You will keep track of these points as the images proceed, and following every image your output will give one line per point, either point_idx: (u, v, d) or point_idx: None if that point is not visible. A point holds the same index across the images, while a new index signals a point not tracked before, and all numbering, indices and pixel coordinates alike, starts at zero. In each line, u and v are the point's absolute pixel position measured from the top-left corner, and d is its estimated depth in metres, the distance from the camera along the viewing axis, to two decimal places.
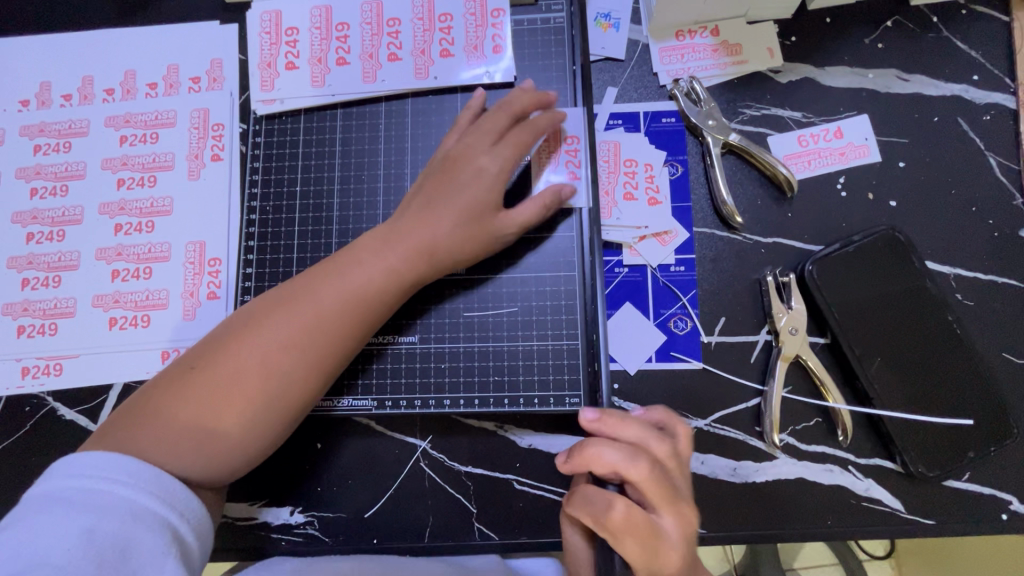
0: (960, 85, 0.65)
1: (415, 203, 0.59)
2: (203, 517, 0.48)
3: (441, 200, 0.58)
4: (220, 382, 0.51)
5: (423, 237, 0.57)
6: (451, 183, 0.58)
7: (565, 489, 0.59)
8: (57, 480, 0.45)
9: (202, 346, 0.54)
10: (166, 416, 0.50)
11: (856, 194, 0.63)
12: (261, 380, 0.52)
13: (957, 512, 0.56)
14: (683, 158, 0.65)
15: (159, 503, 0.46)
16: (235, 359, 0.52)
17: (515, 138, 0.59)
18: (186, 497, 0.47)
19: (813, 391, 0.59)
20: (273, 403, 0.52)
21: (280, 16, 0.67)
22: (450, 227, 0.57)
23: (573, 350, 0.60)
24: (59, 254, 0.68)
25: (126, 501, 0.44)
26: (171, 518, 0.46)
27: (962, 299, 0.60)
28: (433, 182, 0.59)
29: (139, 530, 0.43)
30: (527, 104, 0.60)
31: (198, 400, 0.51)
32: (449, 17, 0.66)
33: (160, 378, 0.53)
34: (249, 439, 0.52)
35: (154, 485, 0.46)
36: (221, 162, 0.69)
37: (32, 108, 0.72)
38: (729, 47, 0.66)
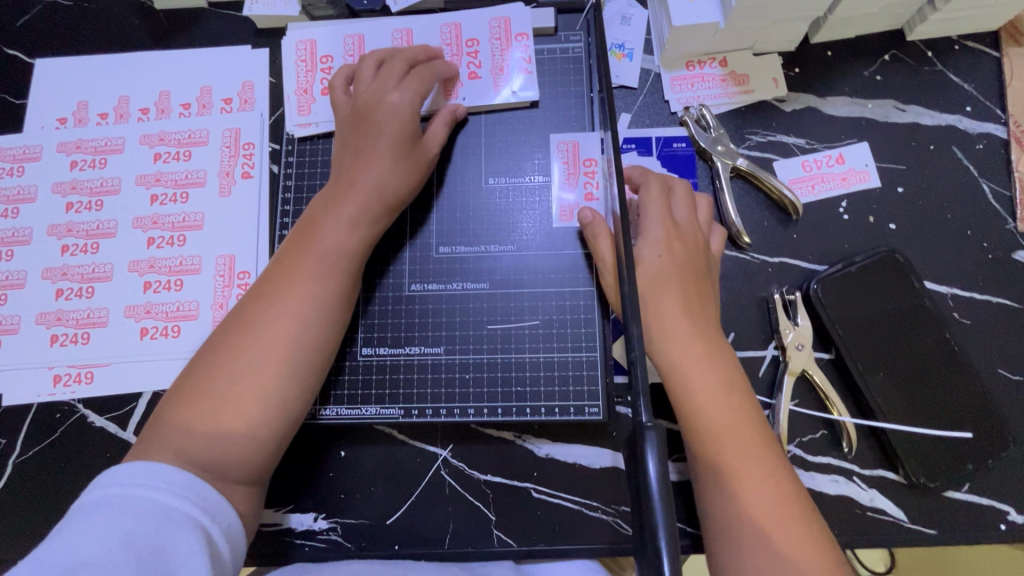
0: (953, 115, 0.69)
1: (347, 156, 0.62)
2: (234, 522, 0.50)
3: (366, 144, 0.61)
4: (232, 381, 0.53)
5: (370, 184, 0.60)
6: (371, 130, 0.61)
7: (582, 497, 0.61)
8: (97, 490, 0.47)
9: (203, 357, 0.55)
10: (185, 428, 0.51)
11: (857, 216, 0.66)
12: (270, 367, 0.53)
13: (958, 522, 0.59)
14: (693, 182, 0.68)
15: (193, 506, 0.47)
16: (239, 357, 0.53)
17: (418, 76, 0.64)
18: (216, 502, 0.49)
19: (819, 404, 0.62)
20: (288, 382, 0.54)
21: (314, 45, 0.71)
22: (392, 165, 0.61)
23: (592, 362, 0.63)
24: (93, 266, 0.70)
25: (162, 505, 0.46)
26: (204, 521, 0.47)
27: (959, 317, 0.63)
28: (349, 136, 0.62)
29: (175, 531, 0.45)
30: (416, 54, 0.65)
31: (213, 402, 0.52)
32: (475, 42, 0.69)
33: (172, 396, 0.54)
34: (272, 424, 0.53)
35: (188, 490, 0.48)
36: (251, 179, 0.72)
37: (70, 126, 0.75)
38: (737, 77, 0.70)
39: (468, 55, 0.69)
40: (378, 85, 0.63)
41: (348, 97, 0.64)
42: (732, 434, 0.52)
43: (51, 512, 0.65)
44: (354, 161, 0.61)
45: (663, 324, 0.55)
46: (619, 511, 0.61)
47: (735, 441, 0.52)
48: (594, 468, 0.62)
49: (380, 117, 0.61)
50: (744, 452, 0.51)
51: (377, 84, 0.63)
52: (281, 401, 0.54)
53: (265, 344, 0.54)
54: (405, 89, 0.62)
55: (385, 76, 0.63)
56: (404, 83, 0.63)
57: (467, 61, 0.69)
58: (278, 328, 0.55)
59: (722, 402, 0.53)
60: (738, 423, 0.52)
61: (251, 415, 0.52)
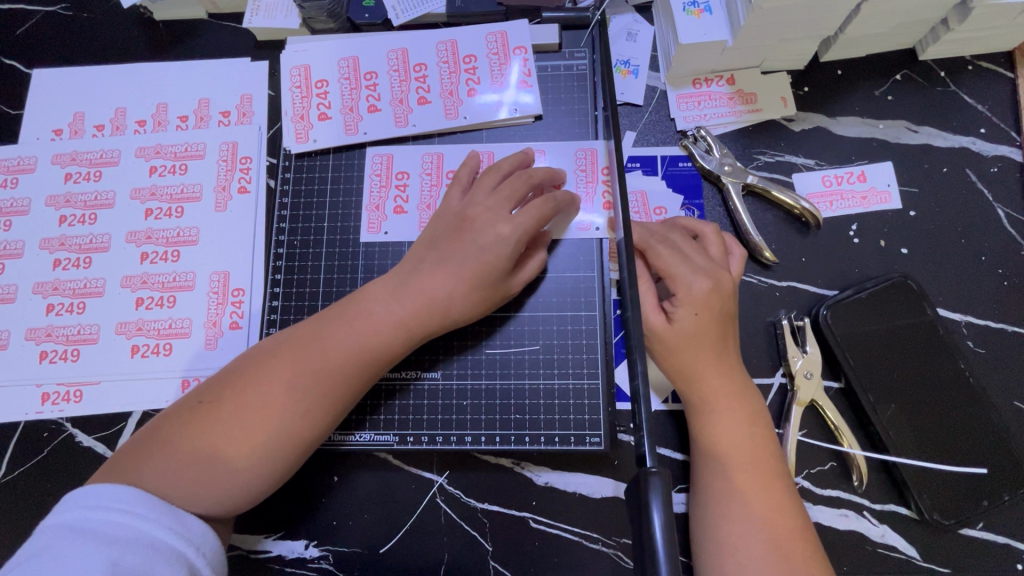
0: (967, 137, 0.67)
1: (428, 258, 0.58)
2: (217, 550, 0.49)
3: (454, 260, 0.57)
4: (233, 409, 0.52)
5: (437, 294, 0.56)
6: (465, 245, 0.57)
7: (582, 528, 0.59)
8: (76, 510, 0.45)
9: (217, 380, 0.55)
10: (179, 445, 0.51)
11: (867, 240, 0.64)
12: (271, 405, 0.52)
13: (973, 561, 0.56)
14: (700, 203, 0.66)
15: (176, 536, 0.46)
16: (248, 388, 0.53)
17: (532, 211, 0.57)
18: (202, 532, 0.48)
19: (828, 435, 0.60)
20: (288, 426, 0.52)
21: (391, 160, 0.67)
22: (466, 290, 0.57)
23: (594, 390, 0.61)
24: (85, 281, 0.69)
25: (147, 534, 0.45)
26: (187, 551, 0.46)
27: (973, 346, 0.61)
28: (443, 239, 0.58)
29: (158, 563, 0.43)
30: (542, 177, 0.60)
31: (212, 427, 0.51)
32: (473, 58, 0.68)
33: (172, 413, 0.54)
34: (265, 460, 0.52)
35: (174, 519, 0.47)
36: (248, 195, 0.70)
37: (66, 137, 0.74)
38: (744, 95, 0.69)
39: (467, 72, 0.68)
40: (466, 204, 0.59)
41: (460, 202, 0.60)
42: (755, 470, 0.52)
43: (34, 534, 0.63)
44: (430, 267, 0.57)
45: (695, 370, 0.55)
46: (620, 544, 0.59)
47: (751, 478, 0.51)
48: (594, 497, 0.60)
49: (478, 234, 0.57)
50: (759, 490, 0.51)
51: (491, 201, 0.58)
52: (277, 446, 0.52)
53: (270, 377, 0.53)
54: (519, 222, 0.56)
55: (493, 195, 0.58)
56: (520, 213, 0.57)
57: (466, 78, 0.68)
58: (286, 370, 0.53)
59: (751, 438, 0.53)
60: (760, 459, 0.52)
61: (246, 449, 0.51)
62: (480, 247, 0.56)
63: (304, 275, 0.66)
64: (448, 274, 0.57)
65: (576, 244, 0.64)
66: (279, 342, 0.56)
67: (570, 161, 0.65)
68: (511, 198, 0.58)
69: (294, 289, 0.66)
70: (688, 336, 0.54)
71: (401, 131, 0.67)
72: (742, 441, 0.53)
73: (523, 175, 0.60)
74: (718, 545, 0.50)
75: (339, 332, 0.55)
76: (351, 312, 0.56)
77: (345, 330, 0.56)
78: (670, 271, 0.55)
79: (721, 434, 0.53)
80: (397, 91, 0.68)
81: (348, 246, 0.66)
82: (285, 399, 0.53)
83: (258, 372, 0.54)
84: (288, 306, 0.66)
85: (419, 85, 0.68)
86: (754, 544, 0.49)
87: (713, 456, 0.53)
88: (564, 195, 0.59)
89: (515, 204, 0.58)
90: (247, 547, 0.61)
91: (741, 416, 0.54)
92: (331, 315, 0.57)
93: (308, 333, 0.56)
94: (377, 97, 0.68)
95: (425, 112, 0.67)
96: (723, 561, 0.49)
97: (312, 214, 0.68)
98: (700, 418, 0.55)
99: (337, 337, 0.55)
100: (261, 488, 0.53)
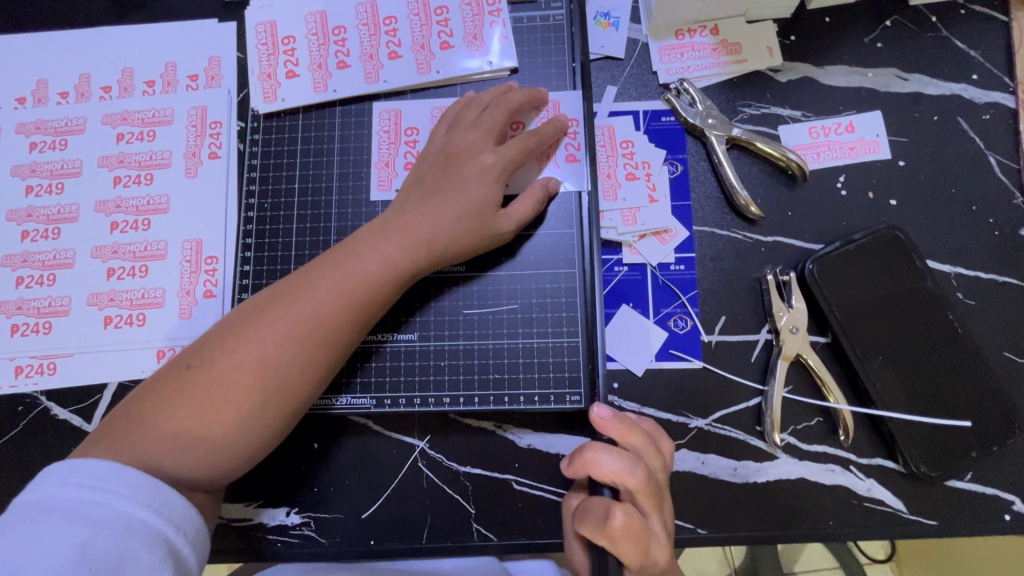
0: (959, 84, 0.65)
1: (410, 199, 0.58)
2: (200, 530, 0.48)
3: (439, 195, 0.57)
4: (218, 380, 0.50)
5: (419, 232, 0.56)
6: (453, 178, 0.57)
7: (565, 489, 0.59)
8: (48, 488, 0.44)
9: (201, 345, 0.53)
10: (164, 417, 0.49)
11: (855, 192, 0.63)
12: (258, 374, 0.51)
13: (959, 512, 0.56)
14: (683, 157, 0.64)
15: (156, 516, 0.45)
16: (232, 357, 0.51)
17: (518, 143, 0.58)
18: (183, 511, 0.47)
19: (815, 391, 0.59)
20: (277, 395, 0.51)
21: (399, 115, 0.65)
22: (452, 223, 0.56)
23: (574, 347, 0.60)
24: (54, 253, 0.67)
25: (123, 513, 0.44)
26: (167, 531, 0.45)
27: (962, 298, 0.60)
28: (429, 177, 0.59)
29: (135, 543, 0.42)
30: (521, 102, 0.60)
31: (196, 398, 0.50)
32: (446, 10, 0.65)
33: (157, 381, 0.52)
34: (255, 429, 0.51)
35: (153, 497, 0.45)
36: (218, 160, 0.68)
37: (29, 105, 0.71)
38: (728, 46, 0.66)
39: (439, 24, 0.65)
40: (449, 140, 0.60)
41: (442, 139, 0.60)
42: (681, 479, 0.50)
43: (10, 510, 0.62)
44: (415, 205, 0.57)
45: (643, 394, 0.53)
46: None
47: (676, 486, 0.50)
48: None
49: (464, 166, 0.58)
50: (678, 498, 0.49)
51: (472, 135, 0.59)
52: (264, 417, 0.51)
53: (257, 348, 0.51)
54: (503, 151, 0.58)
55: (474, 128, 0.59)
56: (502, 145, 0.59)
57: (438, 30, 0.65)
58: (274, 337, 0.52)
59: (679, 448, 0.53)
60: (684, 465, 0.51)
61: (236, 420, 0.50)
62: (467, 180, 0.57)
63: (276, 239, 0.65)
64: (433, 210, 0.56)
65: (555, 199, 0.62)
66: (263, 306, 0.53)
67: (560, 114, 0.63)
68: (493, 131, 0.59)
69: (267, 253, 0.64)
70: None
71: (372, 88, 0.65)
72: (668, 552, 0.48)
73: (499, 101, 0.60)
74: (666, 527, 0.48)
75: (321, 298, 0.53)
76: (322, 266, 0.55)
77: (332, 298, 0.53)
78: None
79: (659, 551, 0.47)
80: (367, 46, 0.66)
81: (321, 209, 0.65)
82: (270, 366, 0.51)
83: (243, 338, 0.52)
84: (261, 270, 0.64)
85: (390, 39, 0.65)
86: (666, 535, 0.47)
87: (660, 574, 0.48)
88: (547, 126, 0.60)
89: (496, 133, 0.59)
90: (230, 516, 0.60)
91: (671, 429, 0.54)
92: (311, 275, 0.55)
93: (291, 299, 0.53)
94: (347, 53, 0.66)
95: (397, 67, 0.65)
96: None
97: (283, 176, 0.66)
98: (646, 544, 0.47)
99: (322, 302, 0.53)
100: (251, 453, 0.52)
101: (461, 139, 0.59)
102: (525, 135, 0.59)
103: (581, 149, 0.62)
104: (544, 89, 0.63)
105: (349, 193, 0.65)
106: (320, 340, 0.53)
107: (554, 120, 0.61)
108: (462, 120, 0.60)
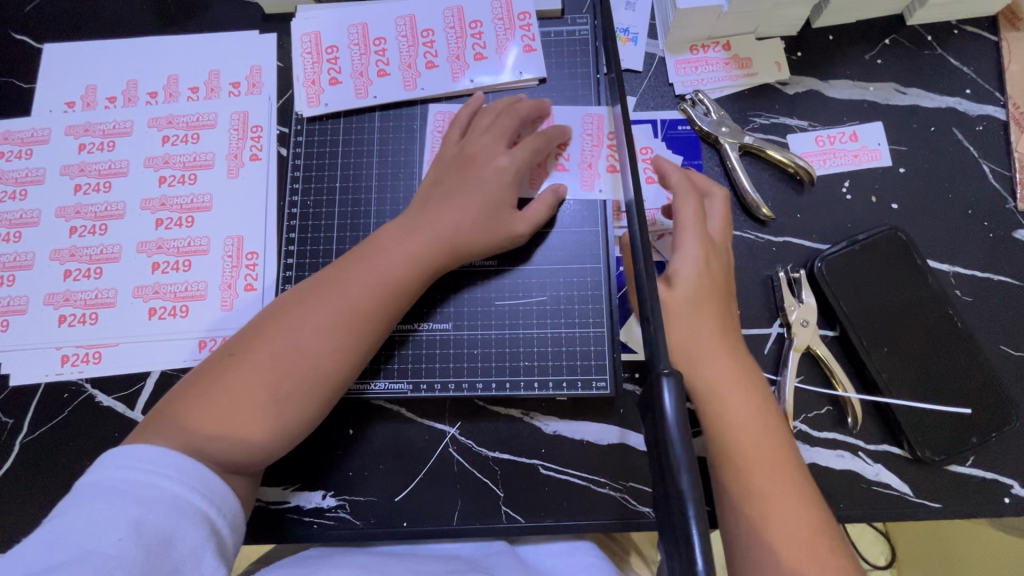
0: (953, 98, 0.70)
1: (446, 197, 0.62)
2: (237, 512, 0.51)
3: (458, 195, 0.61)
4: (259, 366, 0.54)
5: (455, 228, 0.60)
6: (470, 179, 0.62)
7: (589, 473, 0.62)
8: (103, 471, 0.47)
9: (243, 336, 0.57)
10: (210, 401, 0.53)
11: (860, 196, 0.67)
12: (296, 361, 0.54)
13: (962, 495, 0.59)
14: (699, 163, 0.69)
15: (201, 498, 0.48)
16: (272, 345, 0.55)
17: (529, 145, 0.64)
18: (223, 493, 0.50)
19: (824, 381, 0.62)
20: (315, 380, 0.55)
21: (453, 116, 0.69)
22: (475, 220, 0.60)
23: (599, 337, 0.64)
24: (100, 248, 0.71)
25: (171, 495, 0.46)
26: (210, 513, 0.48)
27: (961, 295, 0.64)
28: (446, 177, 0.63)
29: (184, 524, 0.45)
30: (528, 110, 0.65)
31: (239, 382, 0.53)
32: (478, 24, 0.70)
33: (202, 370, 0.56)
34: (294, 411, 0.54)
35: (198, 480, 0.48)
36: (259, 162, 0.72)
37: (78, 109, 0.75)
38: (740, 60, 0.71)
39: (473, 37, 0.70)
40: (464, 143, 0.64)
41: (456, 142, 0.65)
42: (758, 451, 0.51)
43: (55, 493, 0.64)
44: (437, 202, 0.61)
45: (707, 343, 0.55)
46: (626, 487, 0.61)
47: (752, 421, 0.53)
48: (602, 444, 0.62)
49: (481, 168, 0.62)
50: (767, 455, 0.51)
51: (486, 139, 0.63)
52: (303, 400, 0.55)
53: (295, 337, 0.55)
54: (515, 155, 0.63)
55: (487, 132, 0.64)
56: (514, 148, 0.64)
57: (472, 43, 0.70)
58: (312, 325, 0.56)
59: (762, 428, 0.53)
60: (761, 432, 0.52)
61: (276, 403, 0.53)
62: (482, 181, 0.62)
63: (317, 235, 0.68)
64: (457, 206, 0.61)
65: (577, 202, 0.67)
66: (299, 299, 0.57)
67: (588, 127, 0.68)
68: (505, 135, 0.64)
69: (308, 248, 0.68)
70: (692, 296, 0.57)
71: (409, 95, 0.69)
72: (757, 430, 0.52)
73: (507, 109, 0.65)
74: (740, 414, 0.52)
75: (354, 290, 0.57)
76: (365, 254, 0.59)
77: (365, 290, 0.57)
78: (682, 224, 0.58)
79: (739, 419, 0.53)
80: (405, 56, 0.70)
81: (360, 207, 0.68)
82: (309, 352, 0.55)
83: (283, 328, 0.55)
84: (302, 263, 0.68)
85: (427, 50, 0.70)
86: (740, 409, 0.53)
87: (737, 456, 0.51)
88: (553, 129, 0.66)
89: (508, 136, 0.64)
90: (268, 498, 0.63)
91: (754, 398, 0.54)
92: (342, 269, 0.59)
93: (326, 290, 0.57)
94: (386, 62, 0.70)
95: (433, 76, 0.70)
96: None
97: (324, 175, 0.70)
98: (720, 403, 0.54)
99: (356, 292, 0.57)
100: (290, 435, 0.55)
101: (492, 143, 0.63)
102: (536, 141, 0.64)
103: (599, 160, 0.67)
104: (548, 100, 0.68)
105: (386, 192, 0.69)
106: (352, 329, 0.56)
107: (560, 125, 0.67)
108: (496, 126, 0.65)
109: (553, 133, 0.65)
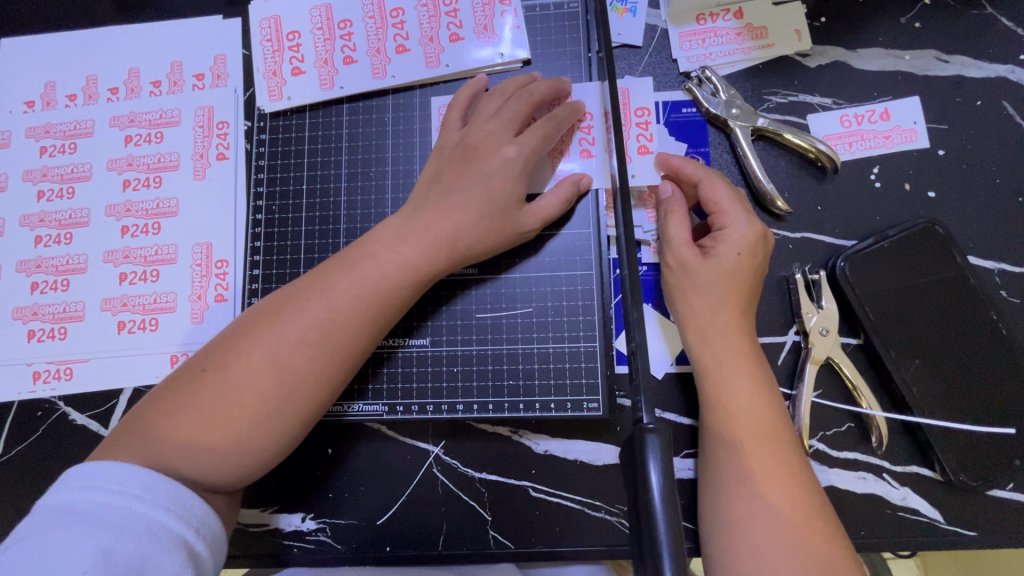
0: (1005, 66, 0.60)
1: (426, 196, 0.56)
2: (219, 533, 0.47)
3: (459, 191, 0.55)
4: (232, 385, 0.48)
5: (432, 232, 0.54)
6: (472, 172, 0.56)
7: (584, 496, 0.57)
8: (68, 491, 0.43)
9: (215, 347, 0.51)
10: (181, 419, 0.48)
11: (891, 184, 0.59)
12: (273, 380, 0.49)
13: (1002, 523, 0.53)
14: (705, 151, 0.61)
15: (177, 520, 0.44)
16: (247, 360, 0.49)
17: (538, 132, 0.57)
18: (202, 514, 0.46)
19: (846, 396, 0.56)
20: (294, 402, 0.50)
21: None
22: (460, 223, 0.54)
23: (591, 352, 0.59)
24: (67, 258, 0.67)
25: (142, 517, 0.42)
26: (188, 535, 0.44)
27: (1007, 297, 0.56)
28: (446, 171, 0.57)
29: (157, 549, 0.41)
30: (544, 93, 0.59)
31: (211, 403, 0.48)
32: (455, 0, 0.64)
33: (170, 384, 0.50)
34: (273, 437, 0.49)
35: (173, 501, 0.44)
36: (226, 161, 0.67)
37: (38, 109, 0.71)
38: (753, 30, 0.63)
39: (448, 15, 0.64)
40: (465, 132, 0.58)
41: (464, 130, 0.59)
42: (755, 431, 0.49)
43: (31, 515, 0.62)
44: (435, 202, 0.55)
45: (722, 351, 0.52)
46: (624, 511, 0.57)
47: (753, 413, 0.50)
48: (596, 464, 0.58)
49: (484, 159, 0.56)
50: (764, 453, 0.48)
51: (493, 125, 0.57)
52: (284, 423, 0.50)
53: (275, 353, 0.49)
54: (523, 143, 0.56)
55: (493, 119, 0.57)
56: (522, 136, 0.57)
57: (447, 22, 0.64)
58: (292, 339, 0.50)
59: (764, 417, 0.50)
60: (762, 420, 0.50)
61: (250, 429, 0.48)
62: (487, 173, 0.55)
63: (285, 241, 0.64)
64: (454, 207, 0.55)
65: (584, 197, 0.61)
66: (278, 307, 0.52)
67: (594, 110, 0.61)
68: (513, 121, 0.57)
69: (275, 257, 0.64)
70: (722, 270, 0.53)
71: (379, 83, 0.64)
72: (754, 409, 0.50)
73: (524, 92, 0.58)
74: (738, 410, 0.50)
75: (337, 299, 0.51)
76: (354, 260, 0.53)
77: (350, 303, 0.51)
78: (721, 208, 0.55)
79: (735, 398, 0.50)
80: (373, 40, 0.64)
81: (330, 211, 0.64)
82: (287, 368, 0.49)
83: (259, 339, 0.50)
84: (270, 274, 0.64)
85: (397, 32, 0.64)
86: (738, 390, 0.51)
87: (725, 427, 0.50)
88: (564, 110, 0.58)
89: (516, 123, 0.57)
90: (247, 521, 0.60)
91: (762, 396, 0.50)
92: (328, 273, 0.53)
93: (308, 299, 0.52)
94: (353, 48, 0.64)
95: (405, 62, 0.64)
96: (737, 543, 0.46)
97: (291, 178, 0.65)
98: (713, 378, 0.52)
99: (340, 301, 0.51)
100: (269, 458, 0.50)
101: (485, 128, 0.57)
102: (547, 127, 0.57)
103: (595, 144, 0.61)
104: (568, 79, 0.61)
105: (358, 194, 0.64)
106: (337, 343, 0.51)
107: (573, 101, 0.59)
108: (493, 107, 0.58)
109: (568, 116, 0.58)
